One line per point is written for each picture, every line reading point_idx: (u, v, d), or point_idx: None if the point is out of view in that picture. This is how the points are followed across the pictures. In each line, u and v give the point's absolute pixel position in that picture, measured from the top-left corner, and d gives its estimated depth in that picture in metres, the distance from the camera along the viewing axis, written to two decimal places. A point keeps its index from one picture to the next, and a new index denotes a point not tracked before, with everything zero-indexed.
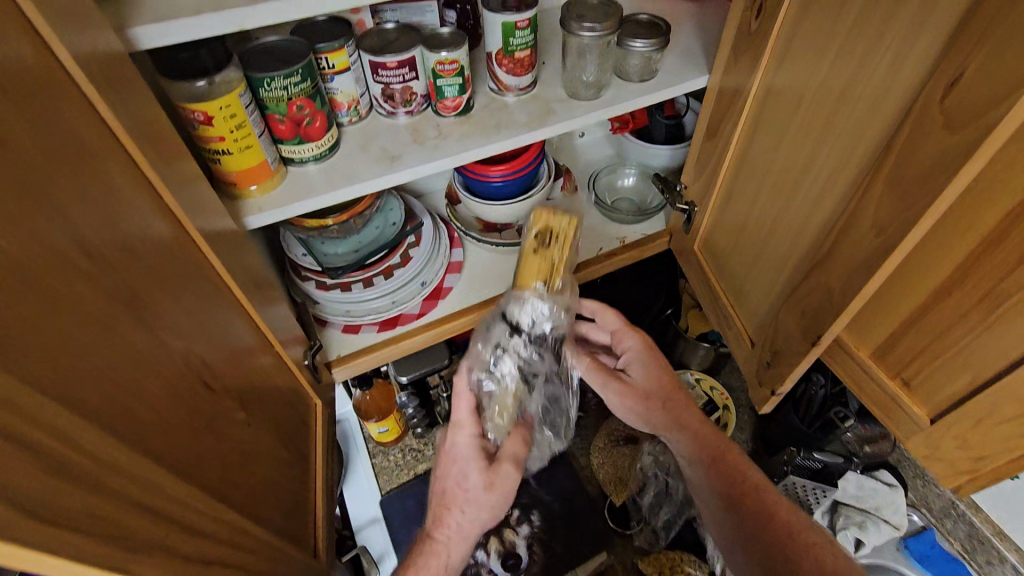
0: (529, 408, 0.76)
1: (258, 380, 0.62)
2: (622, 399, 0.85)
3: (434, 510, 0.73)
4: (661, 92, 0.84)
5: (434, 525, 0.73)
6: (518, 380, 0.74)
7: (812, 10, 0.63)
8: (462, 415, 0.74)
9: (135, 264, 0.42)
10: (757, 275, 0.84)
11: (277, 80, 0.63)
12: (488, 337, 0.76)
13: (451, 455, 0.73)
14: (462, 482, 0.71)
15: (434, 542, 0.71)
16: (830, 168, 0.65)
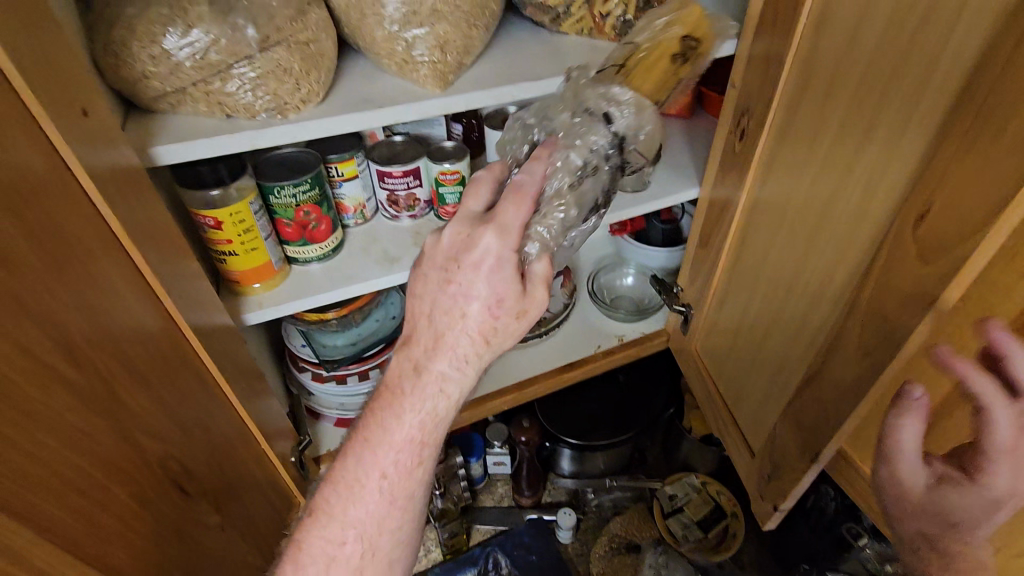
0: (577, 229, 0.59)
1: (236, 481, 0.61)
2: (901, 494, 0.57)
3: (437, 328, 0.53)
4: (651, 204, 0.90)
5: (435, 353, 0.53)
6: (594, 194, 0.58)
7: (787, 137, 0.67)
8: (512, 218, 0.51)
9: (125, 369, 0.43)
10: (754, 382, 0.83)
11: (286, 187, 0.67)
12: (579, 142, 0.56)
13: (472, 235, 0.51)
14: (495, 305, 0.51)
15: (437, 379, 0.53)
16: (818, 283, 0.65)
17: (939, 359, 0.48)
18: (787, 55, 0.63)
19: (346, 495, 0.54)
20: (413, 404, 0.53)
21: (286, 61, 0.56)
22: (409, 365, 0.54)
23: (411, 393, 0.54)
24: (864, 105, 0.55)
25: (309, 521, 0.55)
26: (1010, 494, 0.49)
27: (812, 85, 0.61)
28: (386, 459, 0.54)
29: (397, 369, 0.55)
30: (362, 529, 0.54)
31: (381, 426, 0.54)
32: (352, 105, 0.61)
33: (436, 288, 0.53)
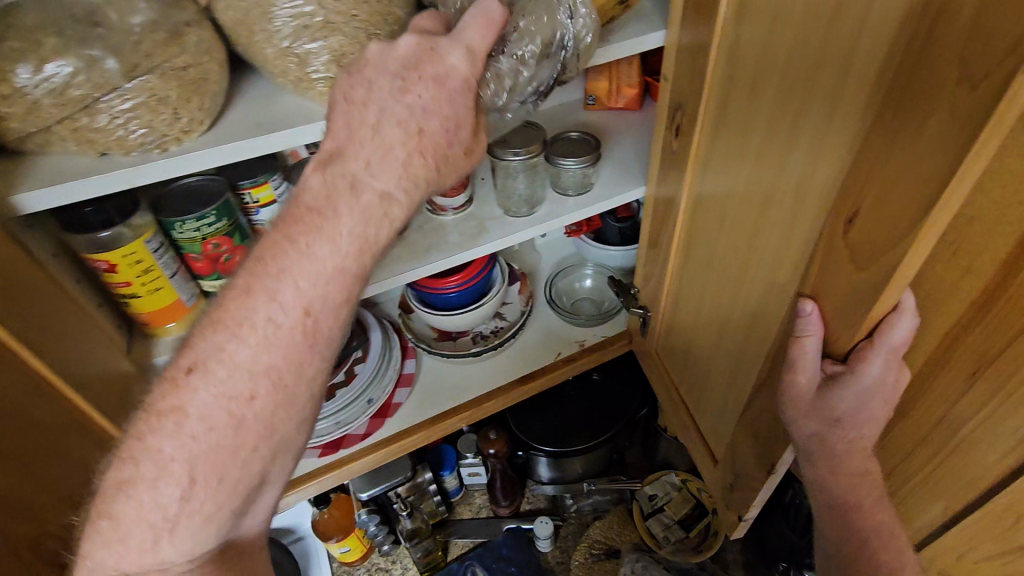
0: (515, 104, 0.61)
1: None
2: (803, 401, 0.53)
3: (383, 138, 0.48)
4: (596, 206, 0.84)
5: (377, 164, 0.48)
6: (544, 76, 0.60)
7: (722, 130, 0.62)
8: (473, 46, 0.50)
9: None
10: (710, 389, 0.79)
11: (189, 222, 0.63)
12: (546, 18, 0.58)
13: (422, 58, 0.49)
14: (450, 128, 0.50)
15: (376, 199, 0.48)
16: (761, 285, 0.61)
17: (802, 311, 0.50)
18: (712, 45, 0.59)
19: (245, 316, 0.45)
20: (343, 217, 0.47)
21: (161, 90, 0.51)
22: (340, 162, 0.48)
23: (344, 206, 0.47)
24: (792, 97, 0.50)
25: (201, 339, 0.45)
26: (882, 380, 0.48)
27: (742, 73, 0.56)
28: (308, 281, 0.46)
29: (323, 176, 0.48)
30: (264, 362, 0.45)
31: (302, 237, 0.46)
32: (242, 133, 0.57)
33: (381, 89, 0.48)
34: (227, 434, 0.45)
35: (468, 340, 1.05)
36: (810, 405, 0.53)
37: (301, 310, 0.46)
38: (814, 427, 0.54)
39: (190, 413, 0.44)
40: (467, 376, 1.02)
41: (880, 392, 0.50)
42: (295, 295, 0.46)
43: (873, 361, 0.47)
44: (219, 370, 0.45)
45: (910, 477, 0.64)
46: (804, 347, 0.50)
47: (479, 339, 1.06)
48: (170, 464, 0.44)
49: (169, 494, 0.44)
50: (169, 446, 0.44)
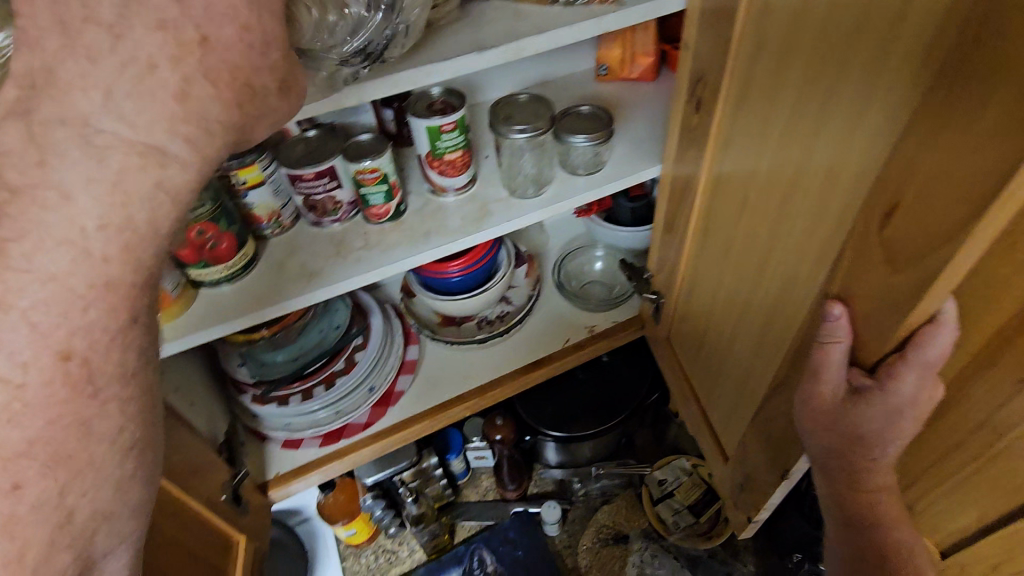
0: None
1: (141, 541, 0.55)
2: (824, 409, 0.48)
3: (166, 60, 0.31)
4: (607, 187, 0.79)
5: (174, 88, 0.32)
6: None
7: (746, 104, 0.55)
8: None
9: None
10: (722, 384, 0.75)
11: None
12: None
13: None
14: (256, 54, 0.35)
15: (139, 159, 0.31)
16: (780, 280, 0.55)
17: (829, 316, 0.44)
18: (738, 8, 0.52)
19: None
20: (73, 190, 0.30)
21: None
22: (52, 94, 0.30)
23: (75, 163, 0.30)
24: (823, 68, 0.43)
25: None
26: (918, 395, 0.43)
27: (769, 39, 0.49)
28: (51, 297, 0.30)
29: (20, 130, 0.30)
30: (38, 421, 0.31)
31: (18, 221, 0.29)
32: None
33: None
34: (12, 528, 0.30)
35: (473, 326, 1.01)
36: (831, 415, 0.48)
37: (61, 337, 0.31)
38: (840, 440, 0.50)
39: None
40: (472, 363, 0.99)
41: (911, 412, 0.44)
42: (48, 319, 0.30)
43: (905, 378, 0.41)
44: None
45: (937, 484, 0.60)
46: (830, 353, 0.45)
47: (485, 325, 1.02)
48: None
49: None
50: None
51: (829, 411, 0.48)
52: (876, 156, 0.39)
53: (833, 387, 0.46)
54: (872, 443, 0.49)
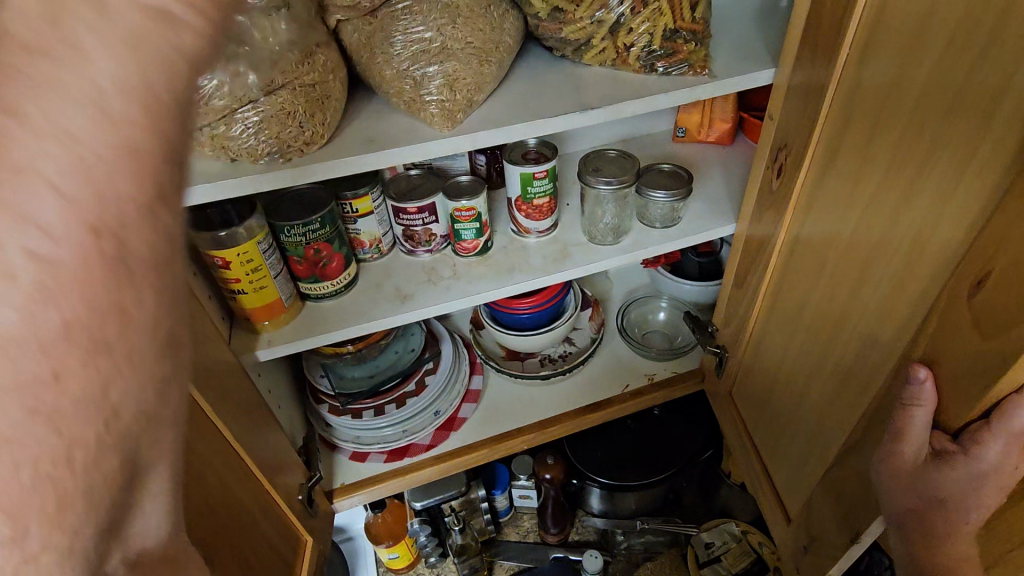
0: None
1: (241, 511, 0.62)
2: (911, 473, 0.48)
3: None
4: (682, 240, 0.83)
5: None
6: None
7: (831, 172, 0.59)
8: None
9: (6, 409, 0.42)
10: (788, 442, 0.75)
11: (297, 227, 0.67)
12: None
13: None
14: None
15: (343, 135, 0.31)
16: (858, 341, 0.57)
17: (914, 378, 0.45)
18: (830, 84, 0.57)
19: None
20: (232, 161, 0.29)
21: (290, 104, 0.56)
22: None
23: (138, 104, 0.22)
24: (913, 144, 0.47)
25: None
26: (1007, 466, 0.43)
27: (859, 114, 0.53)
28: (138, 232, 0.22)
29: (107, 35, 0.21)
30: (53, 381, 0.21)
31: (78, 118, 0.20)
32: (356, 147, 0.60)
33: None
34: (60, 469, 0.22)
35: (536, 362, 1.06)
36: (918, 479, 0.48)
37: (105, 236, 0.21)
38: (919, 504, 0.49)
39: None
40: (532, 399, 1.02)
41: (998, 482, 0.44)
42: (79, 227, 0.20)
43: (992, 446, 0.42)
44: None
45: None
46: (914, 415, 0.46)
47: (548, 362, 1.06)
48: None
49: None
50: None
51: (917, 476, 0.48)
52: (971, 227, 0.42)
53: (920, 449, 0.47)
54: (958, 511, 0.48)
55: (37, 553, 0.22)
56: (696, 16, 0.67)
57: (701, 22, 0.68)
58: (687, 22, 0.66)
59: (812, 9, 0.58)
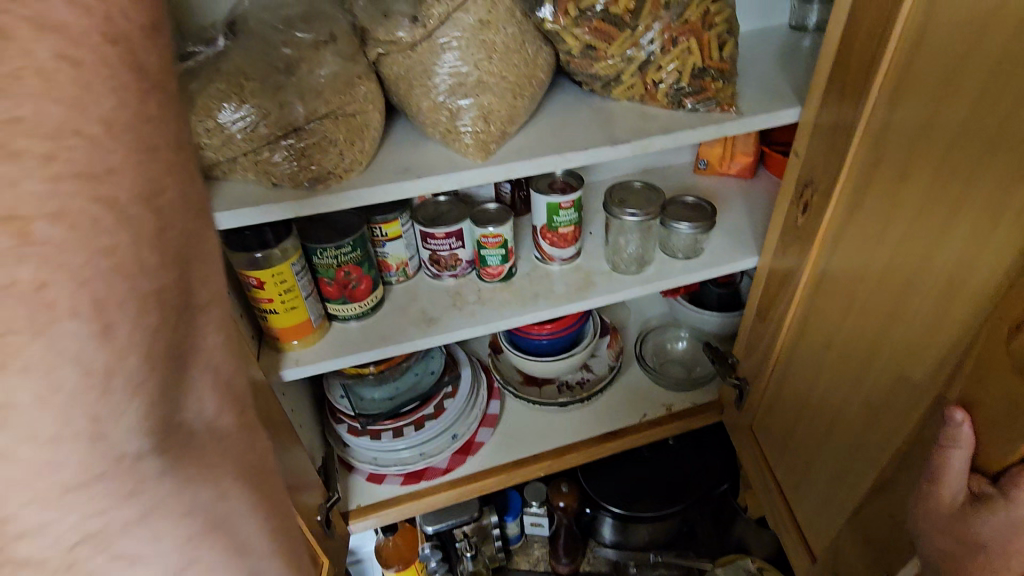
0: None
1: None
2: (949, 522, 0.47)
3: None
4: (705, 272, 0.84)
5: None
6: None
7: (860, 210, 0.59)
8: None
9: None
10: (813, 478, 0.74)
11: (329, 250, 0.69)
12: None
13: None
14: None
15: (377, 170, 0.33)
16: (890, 379, 0.57)
17: (952, 420, 0.46)
18: (859, 123, 0.58)
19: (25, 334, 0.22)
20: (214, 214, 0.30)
21: (331, 133, 0.58)
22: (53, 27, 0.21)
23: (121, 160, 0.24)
24: (945, 186, 0.47)
25: None
26: None
27: (889, 154, 0.54)
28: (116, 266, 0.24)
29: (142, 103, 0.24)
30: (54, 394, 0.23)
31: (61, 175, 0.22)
32: (394, 175, 0.62)
33: None
34: (130, 263, 0.24)
35: (554, 388, 1.06)
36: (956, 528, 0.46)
37: (85, 130, 0.23)
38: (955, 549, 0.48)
39: (44, 227, 0.22)
40: (550, 426, 1.02)
41: None
42: (56, 98, 0.22)
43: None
44: (44, 148, 0.21)
45: None
46: (952, 459, 0.45)
47: (566, 389, 1.06)
48: (55, 314, 0.22)
49: (139, 422, 0.27)
50: (34, 277, 0.22)
51: (956, 524, 0.46)
52: (1007, 271, 0.42)
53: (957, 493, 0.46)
54: None
55: (125, 344, 0.25)
56: (723, 56, 0.69)
57: (729, 62, 0.70)
58: (715, 62, 0.68)
59: (840, 51, 0.60)
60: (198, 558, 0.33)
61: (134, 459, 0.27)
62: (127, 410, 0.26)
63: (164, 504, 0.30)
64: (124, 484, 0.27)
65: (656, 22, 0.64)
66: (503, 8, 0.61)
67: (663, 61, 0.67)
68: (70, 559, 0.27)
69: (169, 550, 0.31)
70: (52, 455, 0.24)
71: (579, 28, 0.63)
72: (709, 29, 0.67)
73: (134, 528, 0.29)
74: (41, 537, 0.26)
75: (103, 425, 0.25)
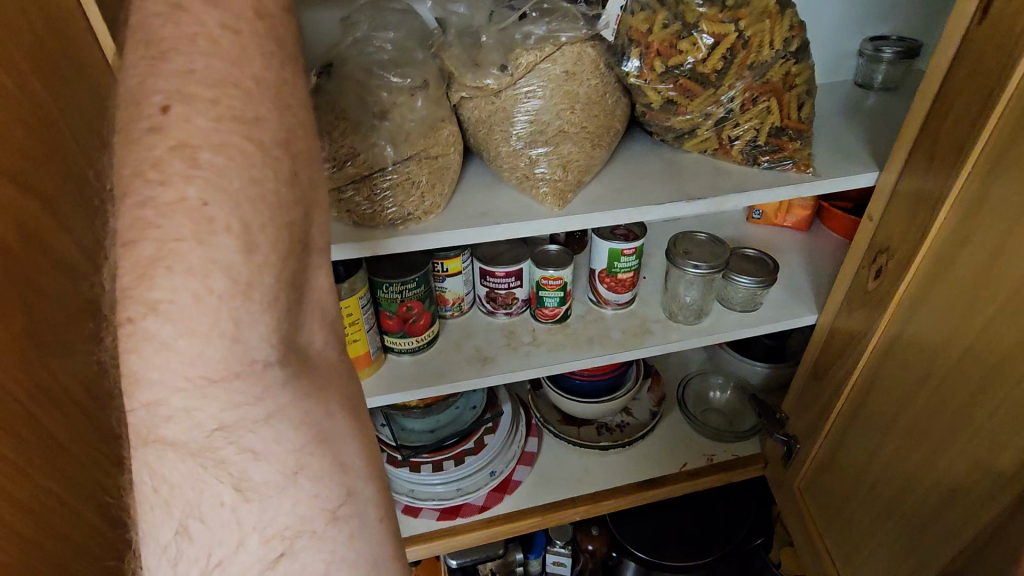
0: None
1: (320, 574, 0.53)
2: None
3: None
4: (762, 327, 0.82)
5: None
6: None
7: (942, 282, 0.58)
8: None
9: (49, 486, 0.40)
10: (870, 552, 0.72)
11: (395, 285, 0.69)
12: None
13: None
14: None
15: None
16: (969, 462, 0.55)
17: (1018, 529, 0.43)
18: (949, 194, 0.57)
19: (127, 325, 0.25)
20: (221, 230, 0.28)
21: (415, 174, 0.58)
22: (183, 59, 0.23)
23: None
24: None
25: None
26: None
27: (983, 230, 0.53)
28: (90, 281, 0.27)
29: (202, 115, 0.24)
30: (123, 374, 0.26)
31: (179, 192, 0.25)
32: (470, 218, 0.62)
33: None
34: (271, 196, 0.25)
35: (593, 430, 1.04)
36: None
37: (243, 84, 0.25)
38: None
39: (207, 155, 0.24)
40: (589, 468, 1.00)
41: None
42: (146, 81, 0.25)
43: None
44: (210, 93, 0.24)
45: None
46: None
47: (605, 431, 1.04)
48: (213, 228, 0.24)
49: (270, 333, 0.26)
50: (197, 196, 0.24)
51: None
52: None
53: None
54: None
55: (264, 262, 0.25)
56: (801, 116, 0.69)
57: (806, 123, 0.70)
58: (794, 122, 0.68)
59: (930, 121, 0.60)
60: (311, 465, 0.29)
61: (263, 365, 0.26)
62: (261, 319, 0.25)
63: (287, 408, 0.28)
64: (255, 385, 0.26)
65: (740, 82, 0.63)
66: (589, 59, 0.61)
67: (741, 119, 0.67)
68: (207, 447, 0.26)
69: (289, 453, 0.28)
70: (200, 349, 0.24)
71: (663, 83, 0.63)
72: (791, 88, 0.67)
73: (262, 426, 0.27)
74: (183, 422, 0.25)
75: (242, 329, 0.25)
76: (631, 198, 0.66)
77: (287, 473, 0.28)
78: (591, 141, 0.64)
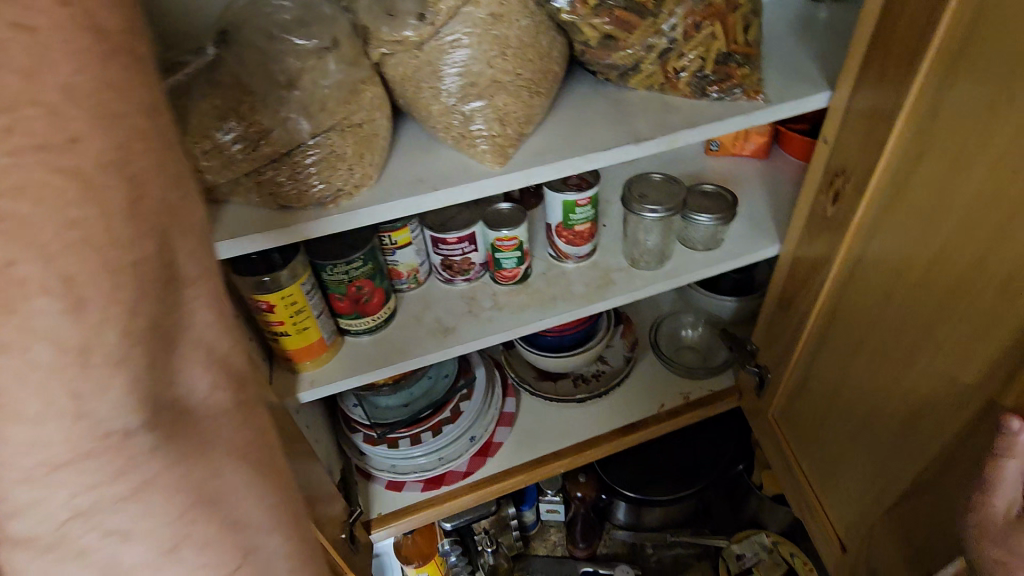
0: None
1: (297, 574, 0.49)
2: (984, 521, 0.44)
3: None
4: (726, 263, 0.81)
5: None
6: None
7: (902, 203, 0.57)
8: None
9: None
10: (844, 471, 0.74)
11: (339, 266, 0.65)
12: None
13: None
14: None
15: None
16: (933, 381, 0.56)
17: (1006, 429, 0.45)
18: (903, 107, 0.54)
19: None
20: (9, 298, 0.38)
21: (340, 146, 0.53)
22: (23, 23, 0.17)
23: None
24: (1015, 178, 0.44)
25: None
26: None
27: (939, 146, 0.51)
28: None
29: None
30: None
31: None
32: (407, 186, 0.58)
33: None
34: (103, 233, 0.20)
35: (569, 383, 1.04)
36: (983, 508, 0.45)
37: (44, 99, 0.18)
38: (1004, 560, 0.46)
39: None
40: (568, 421, 1.00)
41: None
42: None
43: None
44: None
45: None
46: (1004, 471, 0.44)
47: (581, 383, 1.04)
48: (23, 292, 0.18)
49: (125, 399, 0.22)
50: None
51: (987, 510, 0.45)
52: None
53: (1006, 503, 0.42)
54: None
55: (102, 321, 0.20)
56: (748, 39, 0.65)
57: (754, 47, 0.66)
58: (742, 46, 0.64)
59: (881, 32, 0.56)
60: (195, 536, 0.26)
61: (121, 437, 0.22)
62: (113, 387, 0.21)
63: (159, 480, 0.24)
64: (109, 463, 0.22)
65: (680, 8, 0.59)
66: None
67: (687, 48, 0.62)
68: (61, 538, 0.23)
69: (168, 528, 0.25)
70: (34, 435, 0.20)
71: (599, 17, 0.59)
72: (735, 10, 0.62)
73: (127, 506, 0.24)
74: (32, 517, 0.22)
75: (86, 406, 0.21)
76: (578, 146, 0.62)
77: (165, 550, 0.26)
78: (530, 91, 0.59)
